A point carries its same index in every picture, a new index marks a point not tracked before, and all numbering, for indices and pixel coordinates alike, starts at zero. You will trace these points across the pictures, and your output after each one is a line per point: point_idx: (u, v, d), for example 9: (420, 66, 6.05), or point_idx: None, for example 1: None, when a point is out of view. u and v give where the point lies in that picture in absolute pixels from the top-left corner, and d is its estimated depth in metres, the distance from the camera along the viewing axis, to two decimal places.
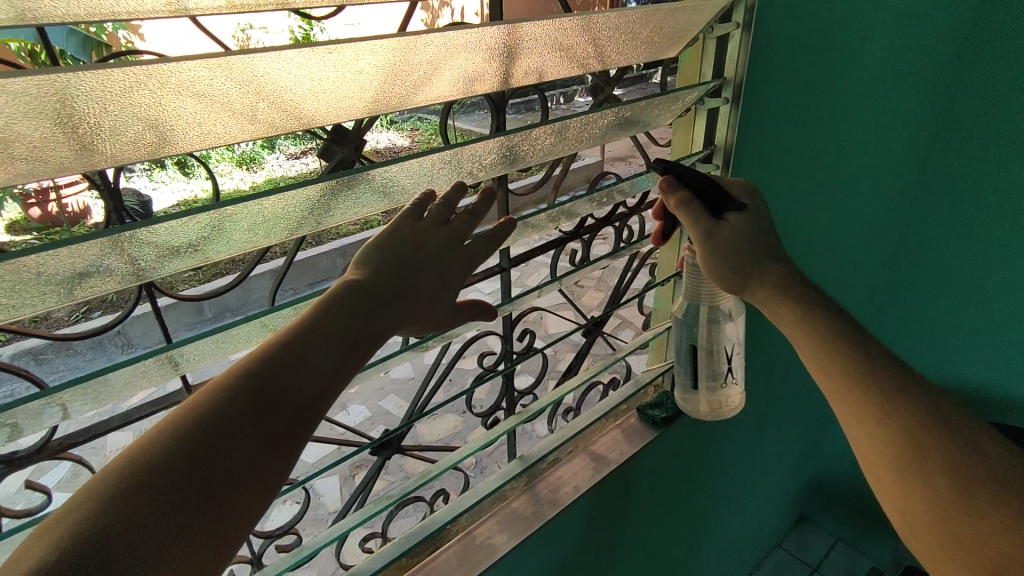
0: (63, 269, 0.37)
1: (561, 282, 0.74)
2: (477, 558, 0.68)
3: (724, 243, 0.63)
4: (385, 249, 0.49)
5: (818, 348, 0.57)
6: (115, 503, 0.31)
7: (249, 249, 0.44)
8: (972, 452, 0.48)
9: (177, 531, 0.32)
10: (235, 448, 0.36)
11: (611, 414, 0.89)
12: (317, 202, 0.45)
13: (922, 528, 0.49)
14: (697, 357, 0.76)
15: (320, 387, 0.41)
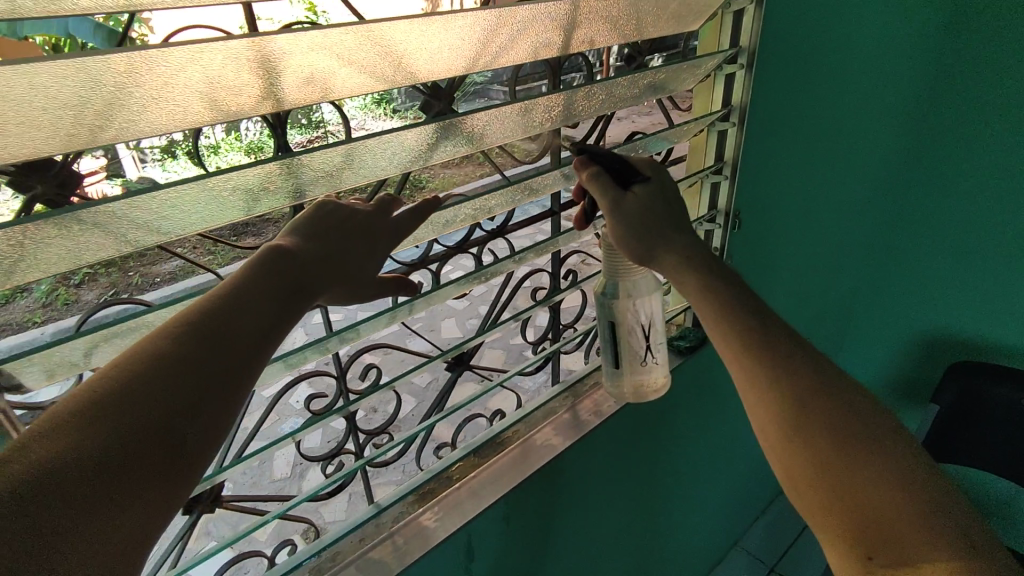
0: (244, 185, 0.50)
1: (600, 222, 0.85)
2: (536, 455, 0.81)
3: (630, 213, 0.66)
4: (310, 230, 0.55)
5: (722, 299, 0.58)
6: (77, 433, 0.36)
7: (369, 180, 0.56)
8: (852, 407, 0.50)
9: (131, 458, 0.37)
10: (180, 390, 0.41)
11: None
12: (422, 143, 0.57)
13: (805, 485, 0.49)
14: (617, 334, 0.77)
15: (251, 354, 0.46)
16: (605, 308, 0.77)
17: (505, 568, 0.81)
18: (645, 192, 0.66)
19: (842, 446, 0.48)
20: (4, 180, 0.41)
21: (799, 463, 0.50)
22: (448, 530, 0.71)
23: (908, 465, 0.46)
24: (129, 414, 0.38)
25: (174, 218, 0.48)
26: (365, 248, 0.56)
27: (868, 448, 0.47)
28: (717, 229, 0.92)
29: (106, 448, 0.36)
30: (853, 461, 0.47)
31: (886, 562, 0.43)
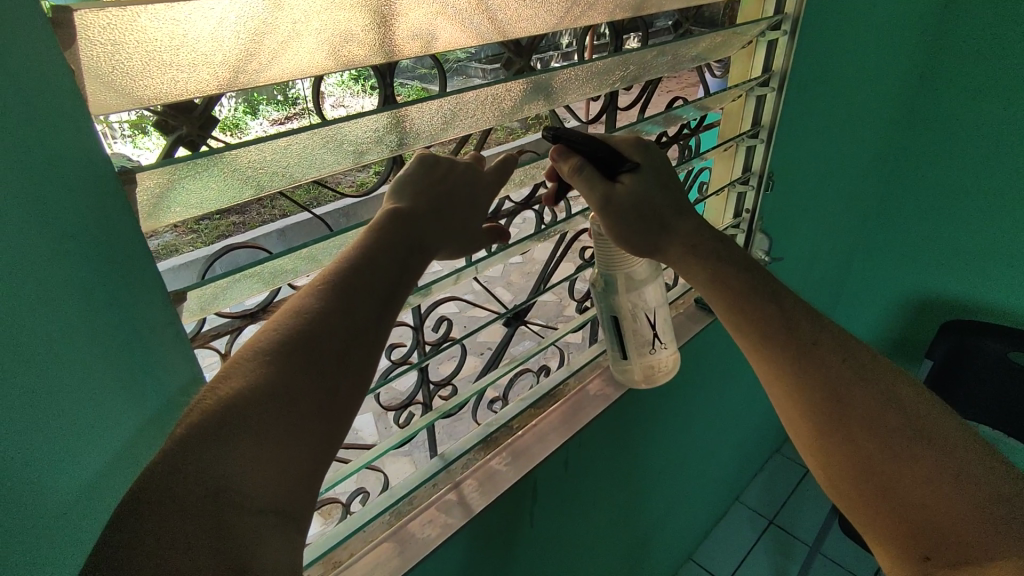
0: (353, 137, 0.48)
1: None
2: (588, 407, 0.85)
3: (625, 207, 0.59)
4: (409, 191, 0.50)
5: (747, 295, 0.56)
6: (246, 388, 0.36)
7: (466, 132, 0.57)
8: (890, 401, 0.51)
9: (296, 416, 0.36)
10: (329, 344, 0.39)
11: (673, 306, 1.05)
12: (513, 97, 0.58)
13: (849, 486, 0.51)
14: (619, 328, 0.73)
15: (359, 348, 0.40)
16: (606, 302, 0.72)
17: (559, 508, 0.86)
18: (637, 179, 0.59)
19: (886, 452, 0.49)
20: (153, 117, 0.43)
21: (841, 466, 0.51)
22: (519, 471, 0.75)
23: (950, 460, 0.48)
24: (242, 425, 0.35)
25: (287, 168, 0.45)
26: (452, 211, 0.51)
27: (911, 446, 0.49)
28: (750, 190, 0.97)
29: (270, 404, 0.36)
30: (894, 464, 0.49)
31: (941, 561, 0.45)
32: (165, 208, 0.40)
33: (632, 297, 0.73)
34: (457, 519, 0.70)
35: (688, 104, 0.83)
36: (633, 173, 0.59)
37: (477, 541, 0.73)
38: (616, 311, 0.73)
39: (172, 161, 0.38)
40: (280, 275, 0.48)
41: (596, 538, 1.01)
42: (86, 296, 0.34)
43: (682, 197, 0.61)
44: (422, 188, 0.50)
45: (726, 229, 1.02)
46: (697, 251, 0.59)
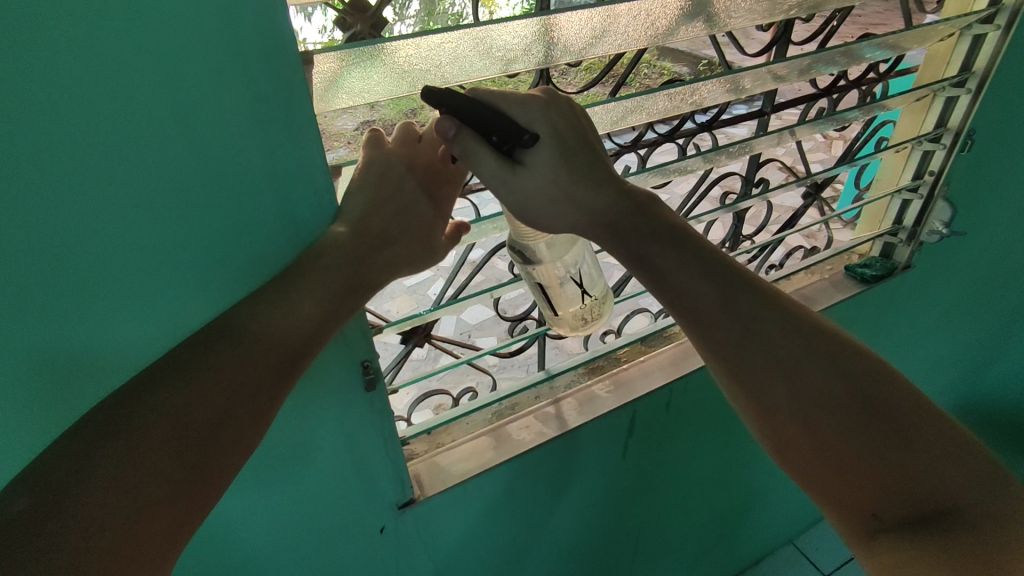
0: (503, 42, 0.51)
1: (816, 125, 0.79)
2: (700, 354, 0.83)
3: (526, 192, 0.48)
4: (359, 199, 0.44)
5: (682, 290, 0.51)
6: (117, 452, 0.31)
7: (616, 50, 0.56)
8: (841, 377, 0.48)
9: (169, 483, 0.32)
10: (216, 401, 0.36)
11: (816, 268, 0.97)
12: (670, 19, 0.57)
13: (805, 463, 0.49)
14: (545, 296, 0.66)
15: (253, 405, 0.38)
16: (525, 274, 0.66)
17: (652, 448, 0.87)
18: (540, 155, 0.48)
19: (843, 428, 0.47)
20: (336, 11, 0.47)
21: (789, 444, 0.50)
22: (617, 401, 0.77)
23: (903, 428, 0.46)
24: (154, 423, 0.33)
25: (438, 69, 0.50)
26: (409, 224, 0.47)
27: (865, 419, 0.47)
28: (940, 150, 0.84)
29: (145, 469, 0.32)
30: (850, 440, 0.47)
31: (893, 522, 0.45)
32: (336, 92, 0.46)
33: (556, 261, 0.65)
34: (550, 432, 0.73)
35: (883, 37, 0.73)
36: (534, 148, 0.47)
37: (564, 458, 0.77)
38: (541, 280, 0.66)
39: (346, 46, 0.44)
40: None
41: (685, 488, 1.00)
42: (296, 157, 0.40)
43: (600, 157, 0.51)
44: (380, 186, 0.45)
45: (899, 192, 0.89)
46: (617, 234, 0.52)
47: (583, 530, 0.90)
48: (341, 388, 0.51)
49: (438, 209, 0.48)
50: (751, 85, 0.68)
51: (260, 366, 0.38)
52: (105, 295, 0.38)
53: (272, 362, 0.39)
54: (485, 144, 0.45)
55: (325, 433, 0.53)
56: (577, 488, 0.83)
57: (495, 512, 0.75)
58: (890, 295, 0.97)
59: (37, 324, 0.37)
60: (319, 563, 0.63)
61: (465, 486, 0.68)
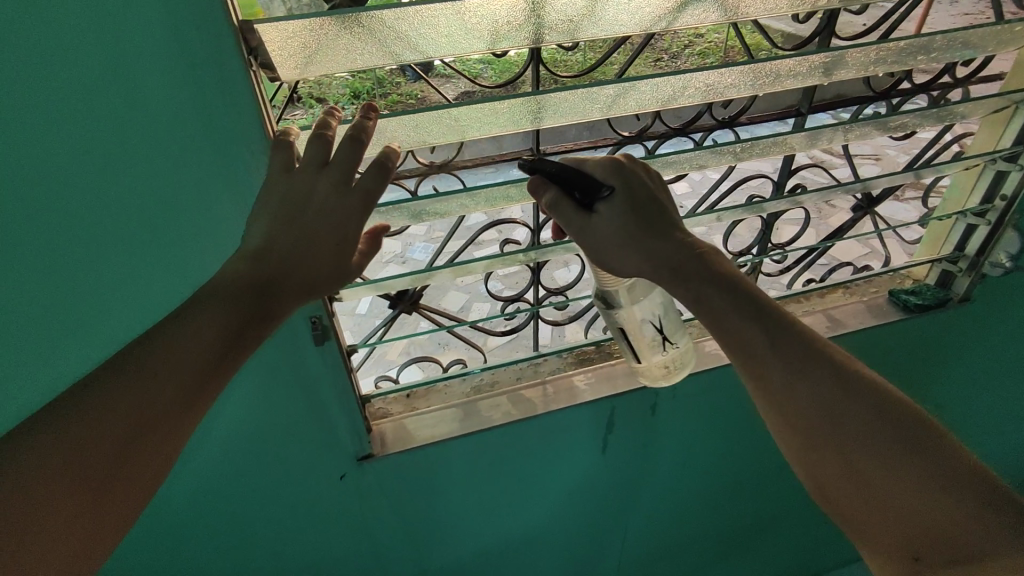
0: (483, 21, 0.51)
1: (860, 129, 0.71)
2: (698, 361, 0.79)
3: (601, 238, 0.51)
4: (264, 221, 0.45)
5: (728, 322, 0.49)
6: (49, 458, 0.34)
7: (606, 34, 0.55)
8: (876, 415, 0.45)
9: (103, 483, 0.36)
10: (157, 393, 0.38)
11: (857, 289, 0.88)
12: (671, 2, 0.54)
13: (844, 502, 0.46)
14: (626, 344, 0.63)
15: (199, 381, 0.40)
16: (608, 320, 0.63)
17: (640, 453, 0.84)
18: (616, 203, 0.51)
19: (880, 466, 0.43)
20: None
21: (833, 488, 0.46)
22: (595, 395, 0.76)
23: (949, 470, 0.42)
24: (41, 468, 0.34)
25: (417, 39, 0.50)
26: (315, 241, 0.45)
27: (902, 459, 0.43)
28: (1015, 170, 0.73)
29: (78, 473, 0.35)
30: (887, 479, 0.43)
31: (934, 563, 0.40)
32: (318, 53, 0.47)
33: (638, 305, 0.62)
34: (520, 413, 0.74)
35: (952, 35, 0.64)
36: (613, 199, 0.50)
37: (536, 443, 0.77)
38: (624, 326, 0.63)
39: (328, 14, 0.45)
40: (398, 129, 0.54)
41: (685, 509, 0.95)
42: (241, 110, 0.45)
43: (669, 204, 0.53)
44: (286, 205, 0.44)
45: (964, 215, 0.79)
46: (670, 262, 0.50)
47: (563, 525, 0.89)
48: (293, 338, 0.55)
49: (346, 232, 0.45)
50: (782, 81, 0.62)
51: (201, 347, 0.40)
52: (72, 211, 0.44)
53: (183, 388, 0.39)
54: (567, 199, 0.51)
55: (279, 378, 0.57)
56: (553, 478, 0.82)
57: (462, 486, 0.77)
58: (944, 329, 0.87)
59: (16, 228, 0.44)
60: (280, 505, 0.67)
61: (427, 452, 0.71)
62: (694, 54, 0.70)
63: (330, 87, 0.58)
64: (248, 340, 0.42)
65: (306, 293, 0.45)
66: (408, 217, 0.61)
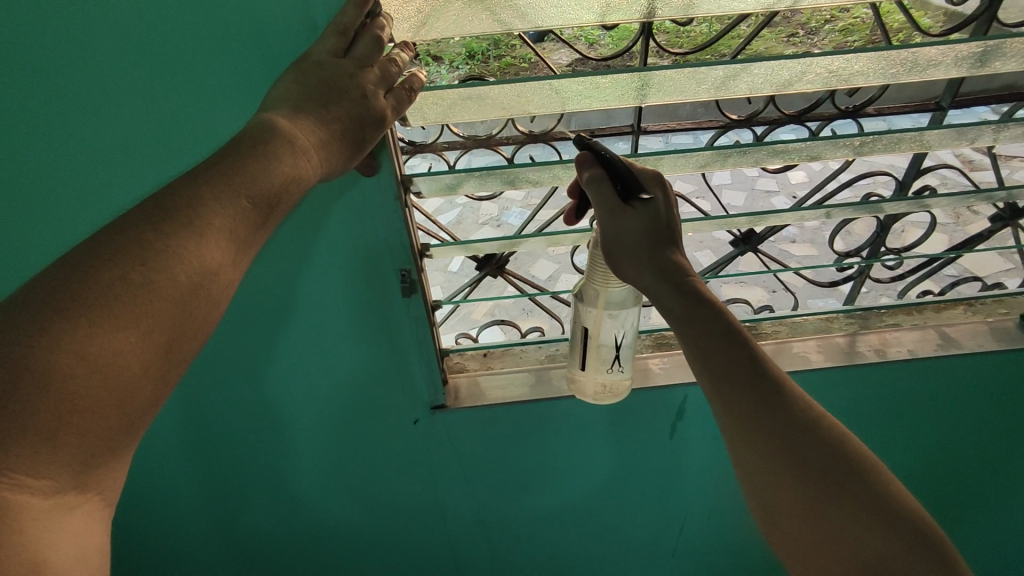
0: None
1: (1013, 129, 0.63)
2: (784, 362, 0.75)
3: (627, 235, 0.51)
4: (293, 90, 0.44)
5: (710, 345, 0.51)
6: (114, 278, 0.36)
7: (725, 10, 0.53)
8: (832, 450, 0.48)
9: (171, 304, 0.38)
10: (214, 228, 0.40)
11: (984, 308, 0.79)
12: None
13: (789, 526, 0.48)
14: (580, 346, 0.62)
15: (249, 225, 0.42)
16: (576, 311, 0.62)
17: (707, 444, 0.83)
18: (648, 209, 0.52)
19: (828, 494, 0.46)
20: None
21: (780, 511, 0.48)
22: (668, 380, 0.75)
23: (891, 510, 0.45)
24: (110, 315, 0.35)
25: (531, 9, 0.51)
26: (339, 134, 0.45)
27: (850, 500, 0.46)
28: None
29: (145, 296, 0.37)
30: (836, 509, 0.46)
31: None
32: (437, 19, 0.50)
33: (610, 316, 0.61)
34: None
35: None
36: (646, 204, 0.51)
37: (602, 420, 0.77)
38: (587, 325, 0.62)
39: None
40: (500, 98, 0.55)
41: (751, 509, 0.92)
42: None
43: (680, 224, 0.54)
44: (321, 90, 0.44)
45: None
46: (671, 279, 0.52)
47: (622, 504, 0.89)
48: (383, 287, 0.59)
49: (365, 136, 0.46)
50: (921, 71, 0.56)
51: (257, 189, 0.42)
52: (207, 147, 0.50)
53: (236, 229, 0.41)
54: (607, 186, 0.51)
55: (367, 322, 0.62)
56: (615, 456, 0.83)
57: (526, 449, 0.80)
58: None
59: (163, 156, 0.51)
60: (359, 437, 0.74)
61: (497, 411, 0.74)
62: (836, 31, 0.63)
63: (448, 45, 0.58)
64: (281, 208, 0.44)
65: (327, 161, 0.45)
66: (501, 182, 0.63)
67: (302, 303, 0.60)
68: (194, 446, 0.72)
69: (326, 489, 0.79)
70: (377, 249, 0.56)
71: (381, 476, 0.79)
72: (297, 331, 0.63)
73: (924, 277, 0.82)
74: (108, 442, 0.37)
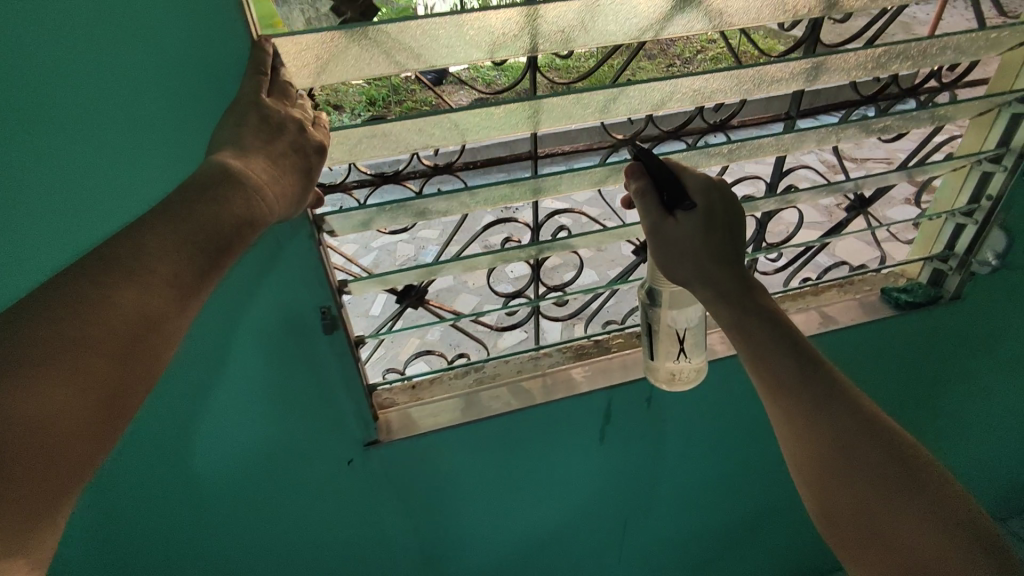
0: (490, 28, 0.56)
1: (850, 127, 0.73)
2: None
3: (672, 240, 0.61)
4: (235, 131, 0.47)
5: (772, 355, 0.58)
6: (47, 335, 0.35)
7: (598, 43, 0.60)
8: (880, 450, 0.53)
9: (111, 355, 0.37)
10: (155, 277, 0.40)
11: (853, 287, 0.90)
12: (661, 14, 0.60)
13: (838, 518, 0.55)
14: (654, 338, 0.70)
15: (192, 273, 0.41)
16: (644, 310, 0.70)
17: (638, 446, 0.86)
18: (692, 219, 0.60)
19: (874, 489, 0.52)
20: None
21: (832, 499, 0.55)
22: (591, 385, 0.79)
23: (938, 508, 0.50)
24: (37, 372, 0.35)
25: (424, 50, 0.54)
26: (286, 168, 0.48)
27: (898, 491, 0.51)
28: (998, 172, 0.75)
29: (80, 349, 0.36)
30: (885, 507, 0.52)
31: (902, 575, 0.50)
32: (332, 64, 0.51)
33: (676, 311, 0.70)
34: (519, 403, 0.77)
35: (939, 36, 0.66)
36: (692, 214, 0.60)
37: (537, 432, 0.80)
38: (655, 321, 0.71)
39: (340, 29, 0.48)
40: (408, 134, 0.58)
41: (686, 503, 0.97)
42: None
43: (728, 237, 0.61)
44: (259, 129, 0.47)
45: (952, 216, 0.81)
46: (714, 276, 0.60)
47: (567, 518, 0.91)
48: (301, 325, 0.60)
49: (308, 167, 0.49)
50: (767, 85, 0.65)
51: (194, 238, 0.42)
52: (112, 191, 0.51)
53: (177, 276, 0.41)
54: (654, 196, 0.60)
55: (289, 361, 0.62)
56: (553, 468, 0.85)
57: (465, 474, 0.80)
58: (943, 326, 0.88)
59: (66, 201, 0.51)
60: (291, 484, 0.72)
61: (429, 440, 0.74)
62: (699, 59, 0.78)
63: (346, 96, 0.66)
64: (232, 246, 0.43)
65: (285, 196, 0.48)
66: (411, 214, 0.65)
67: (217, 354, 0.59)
68: (105, 526, 0.67)
69: (261, 545, 0.77)
70: (294, 287, 0.57)
71: (318, 522, 0.77)
72: (216, 386, 0.61)
73: (803, 266, 0.92)
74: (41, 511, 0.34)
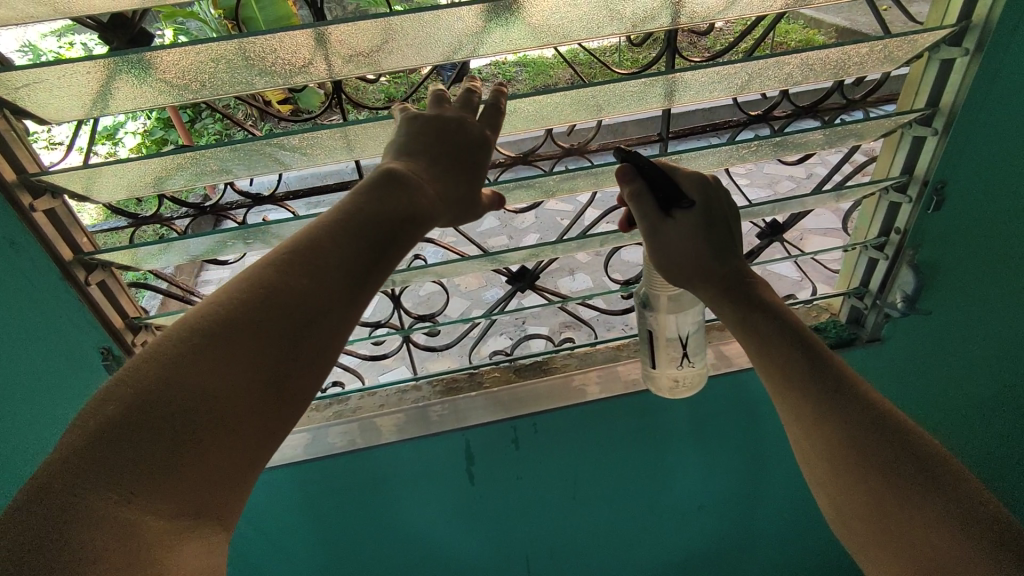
0: (281, 53, 0.50)
1: (736, 146, 0.62)
2: (568, 394, 0.77)
3: (674, 246, 0.50)
4: (412, 135, 0.50)
5: (777, 353, 0.46)
6: (186, 389, 0.36)
7: (403, 65, 0.54)
8: (903, 452, 0.41)
9: (246, 394, 0.38)
10: (284, 314, 0.40)
11: None
12: (471, 31, 0.53)
13: (856, 523, 0.43)
14: (649, 347, 0.64)
15: (334, 309, 0.42)
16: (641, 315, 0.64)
17: (513, 488, 0.81)
18: (692, 222, 0.50)
19: (896, 491, 0.41)
20: (94, 33, 0.51)
21: (847, 503, 0.43)
22: (444, 427, 0.74)
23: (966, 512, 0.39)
24: (192, 385, 0.37)
25: (202, 77, 0.50)
26: (453, 166, 0.50)
27: (930, 495, 0.40)
28: (904, 203, 0.64)
29: (204, 395, 0.37)
30: (909, 516, 0.40)
31: None
32: (111, 99, 0.49)
33: (675, 315, 0.63)
34: (364, 442, 0.73)
35: (828, 46, 0.54)
36: (691, 216, 0.50)
37: (392, 473, 0.75)
38: (651, 326, 0.64)
39: (95, 57, 0.45)
40: (177, 168, 0.53)
41: (588, 547, 0.90)
42: None
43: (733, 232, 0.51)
44: (428, 130, 0.50)
45: (863, 249, 0.70)
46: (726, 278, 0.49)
47: (450, 560, 0.86)
48: (82, 361, 0.61)
49: (476, 163, 0.51)
50: (610, 107, 0.57)
51: (332, 278, 0.42)
52: None
53: (310, 319, 0.41)
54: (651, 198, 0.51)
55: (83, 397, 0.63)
56: (421, 511, 0.80)
57: (319, 513, 0.76)
58: (864, 371, 0.78)
59: None
60: None
61: (266, 477, 0.72)
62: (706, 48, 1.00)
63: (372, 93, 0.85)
64: (392, 256, 0.45)
65: (448, 191, 0.49)
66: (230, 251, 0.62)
67: (18, 379, 0.60)
68: None
69: None
70: (74, 331, 0.59)
71: None
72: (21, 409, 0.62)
73: None
74: (218, 494, 0.37)
